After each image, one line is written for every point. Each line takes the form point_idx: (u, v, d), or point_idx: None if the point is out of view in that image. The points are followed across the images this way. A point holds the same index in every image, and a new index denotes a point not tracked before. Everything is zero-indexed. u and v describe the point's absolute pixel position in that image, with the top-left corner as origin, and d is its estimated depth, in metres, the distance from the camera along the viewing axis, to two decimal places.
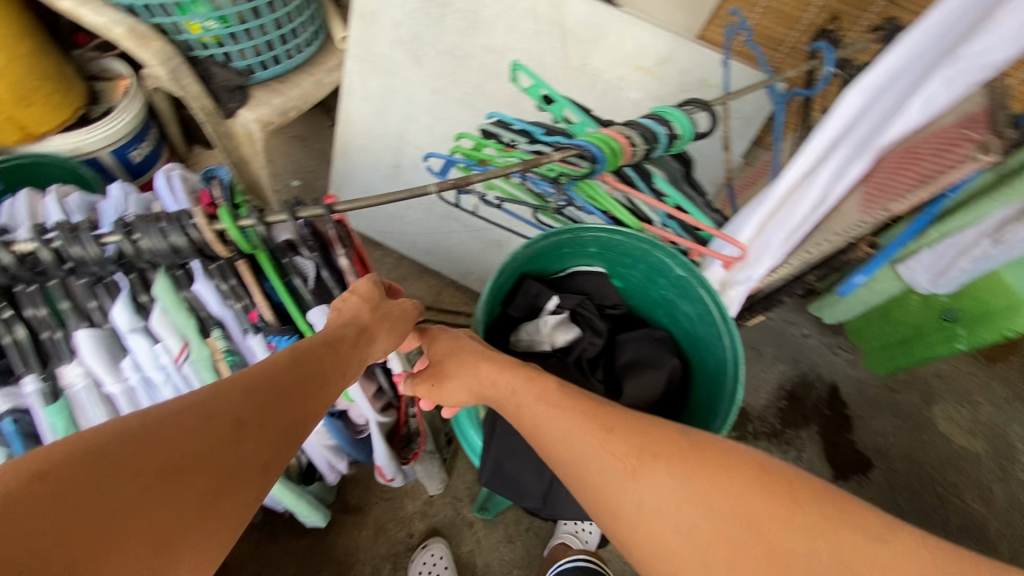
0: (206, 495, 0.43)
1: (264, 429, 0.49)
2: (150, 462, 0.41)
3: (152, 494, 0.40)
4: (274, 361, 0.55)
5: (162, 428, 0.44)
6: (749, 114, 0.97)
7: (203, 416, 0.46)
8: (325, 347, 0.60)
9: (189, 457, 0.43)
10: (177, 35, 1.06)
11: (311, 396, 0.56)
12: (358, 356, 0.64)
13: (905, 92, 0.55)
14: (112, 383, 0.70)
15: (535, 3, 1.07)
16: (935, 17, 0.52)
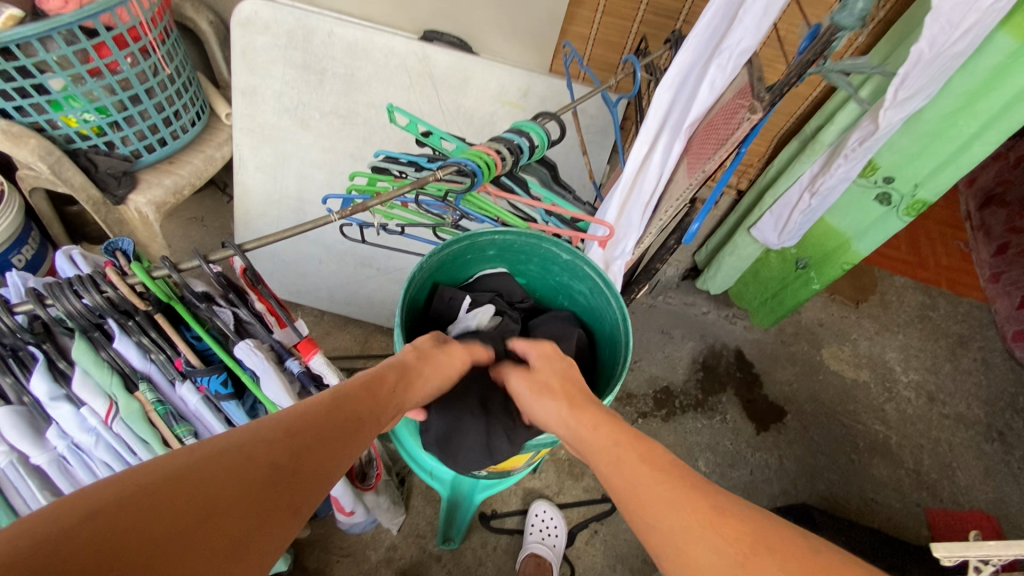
0: (236, 542, 0.46)
1: (296, 473, 0.53)
2: (188, 506, 0.45)
3: (185, 539, 0.44)
4: (311, 406, 0.60)
5: (205, 473, 0.48)
6: (599, 125, 1.15)
7: (242, 458, 0.50)
8: (359, 392, 0.66)
9: (224, 504, 0.47)
10: (53, 131, 1.07)
11: (349, 434, 0.62)
12: (393, 401, 0.70)
13: (695, 82, 0.72)
14: (38, 454, 0.67)
15: (404, 60, 1.21)
16: (702, 25, 0.69)
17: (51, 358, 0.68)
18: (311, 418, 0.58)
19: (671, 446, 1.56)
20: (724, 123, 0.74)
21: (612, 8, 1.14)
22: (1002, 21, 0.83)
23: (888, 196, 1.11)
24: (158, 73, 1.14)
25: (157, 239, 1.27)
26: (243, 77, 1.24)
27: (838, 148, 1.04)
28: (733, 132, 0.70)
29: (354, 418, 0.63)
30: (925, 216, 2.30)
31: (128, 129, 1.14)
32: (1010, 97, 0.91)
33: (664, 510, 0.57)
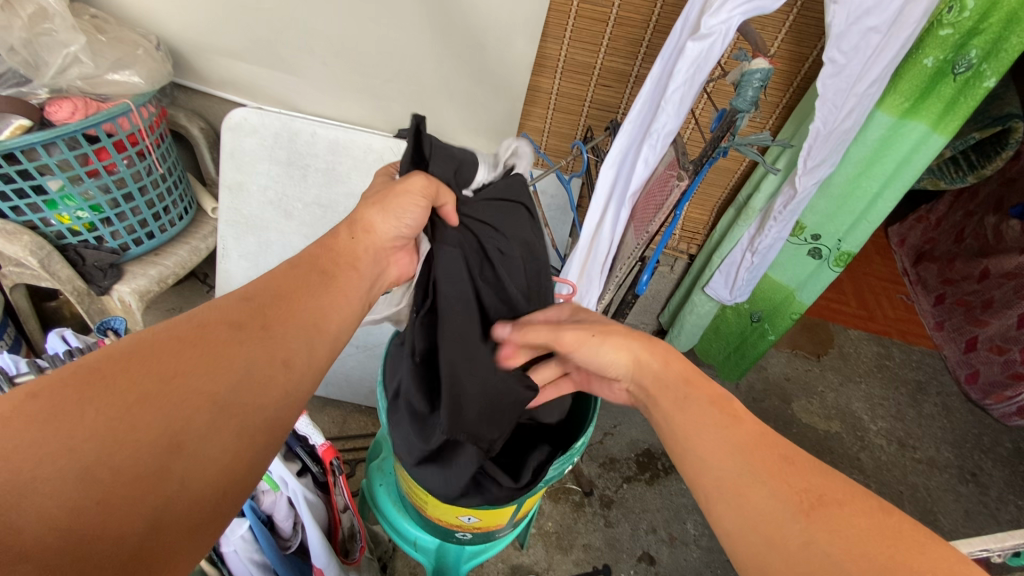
0: (218, 396, 0.48)
1: (266, 330, 0.55)
2: (147, 371, 0.46)
3: (153, 399, 0.45)
4: (267, 279, 0.61)
5: (163, 343, 0.49)
6: (558, 202, 1.29)
7: (196, 327, 0.52)
8: (316, 271, 0.64)
9: (189, 365, 0.48)
10: (45, 227, 1.12)
11: (305, 297, 0.61)
12: (348, 261, 0.68)
13: (632, 160, 0.86)
14: None
15: (381, 154, 1.34)
16: (632, 114, 0.84)
17: None
18: (273, 294, 0.59)
19: (658, 510, 1.53)
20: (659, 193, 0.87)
21: (561, 106, 1.32)
22: (878, 103, 1.01)
23: (818, 251, 1.25)
24: (152, 173, 1.23)
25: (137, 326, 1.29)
26: (230, 175, 1.35)
27: (767, 212, 1.18)
28: (668, 198, 0.83)
29: (316, 276, 0.64)
30: (867, 273, 2.50)
31: (119, 224, 1.21)
32: (898, 163, 1.08)
33: (755, 483, 0.51)
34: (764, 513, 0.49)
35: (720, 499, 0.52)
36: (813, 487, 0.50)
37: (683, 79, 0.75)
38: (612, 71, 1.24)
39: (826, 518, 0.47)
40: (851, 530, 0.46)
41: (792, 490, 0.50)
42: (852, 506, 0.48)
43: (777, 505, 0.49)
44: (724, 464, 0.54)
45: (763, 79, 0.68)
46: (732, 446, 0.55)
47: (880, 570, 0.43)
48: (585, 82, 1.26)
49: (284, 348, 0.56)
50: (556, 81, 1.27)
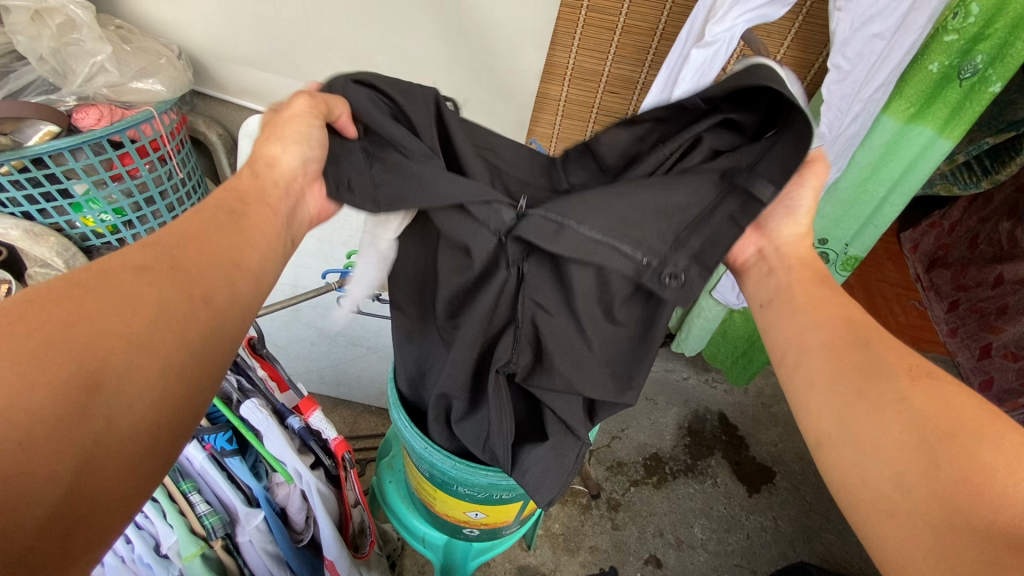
0: (136, 339, 0.43)
1: (187, 276, 0.48)
2: (59, 320, 0.41)
3: (68, 345, 0.40)
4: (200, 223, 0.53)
5: (80, 291, 0.43)
6: None
7: (111, 274, 0.45)
8: (254, 212, 0.58)
9: (108, 311, 0.43)
10: (70, 230, 1.17)
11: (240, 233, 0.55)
12: (286, 205, 0.61)
13: None
14: None
15: None
16: None
17: None
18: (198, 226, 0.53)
19: (666, 514, 1.53)
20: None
21: (570, 112, 1.34)
22: (883, 108, 1.02)
23: (825, 255, 1.26)
24: (172, 176, 1.27)
25: None
26: None
27: None
28: None
29: (235, 213, 0.56)
30: (878, 280, 2.48)
31: (140, 227, 1.24)
32: (904, 168, 1.09)
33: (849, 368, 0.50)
34: (861, 378, 0.49)
35: (812, 374, 0.53)
36: (926, 365, 0.49)
37: (688, 87, 0.77)
38: (620, 77, 1.26)
39: (931, 389, 0.46)
40: (952, 400, 0.46)
41: (902, 362, 0.49)
42: (960, 387, 0.47)
43: (883, 371, 0.49)
44: (833, 341, 0.53)
45: None
46: (827, 346, 0.53)
47: (955, 434, 0.44)
48: (592, 88, 1.29)
49: (215, 299, 0.49)
50: (564, 87, 1.29)
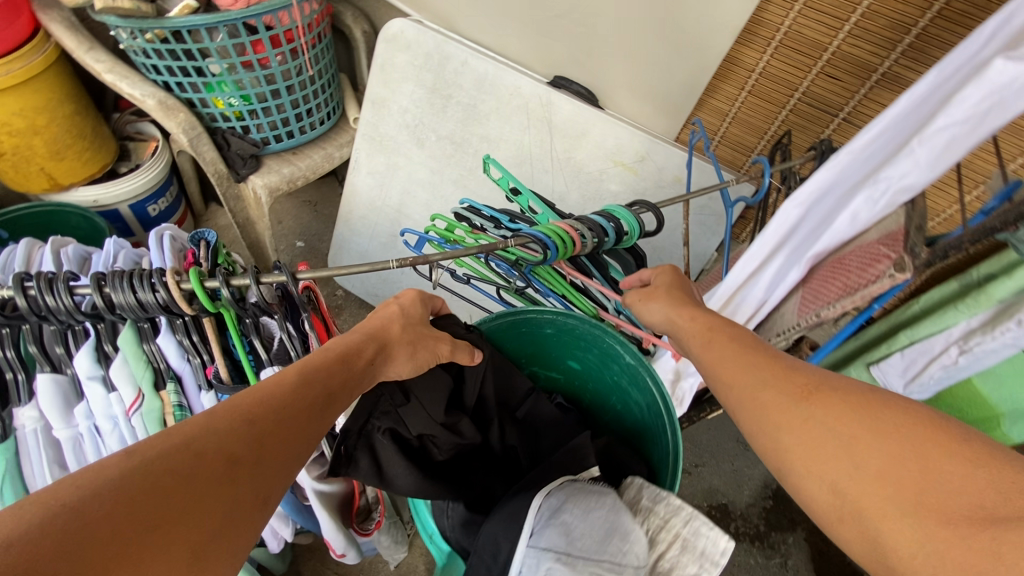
0: (204, 543, 0.37)
1: (261, 461, 0.44)
2: (134, 513, 0.35)
3: (132, 558, 0.34)
4: (276, 384, 0.49)
5: (159, 468, 0.38)
6: (708, 209, 1.06)
7: (192, 455, 0.40)
8: (333, 363, 0.55)
9: (186, 506, 0.38)
10: (203, 108, 1.17)
11: (318, 408, 0.51)
12: (370, 374, 0.59)
13: (832, 206, 0.61)
14: (60, 429, 0.60)
15: (528, 101, 1.20)
16: (859, 142, 0.57)
17: (100, 339, 0.61)
18: (295, 394, 0.50)
19: None
20: (843, 267, 0.62)
21: (760, 90, 1.00)
22: None
23: None
24: (302, 73, 1.21)
25: (265, 217, 1.35)
26: (377, 89, 1.31)
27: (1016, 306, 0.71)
28: (865, 286, 0.55)
29: (320, 395, 0.52)
30: None
31: (263, 118, 1.22)
32: None
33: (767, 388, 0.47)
34: (766, 408, 0.46)
35: (730, 385, 0.50)
36: (816, 380, 0.46)
37: (968, 113, 0.47)
38: (848, 59, 0.88)
39: (824, 405, 0.44)
40: (851, 410, 0.43)
41: (794, 380, 0.47)
42: (846, 393, 0.44)
43: (780, 399, 0.46)
44: (742, 380, 0.49)
45: None
46: (749, 364, 0.50)
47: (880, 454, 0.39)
48: (805, 65, 0.93)
49: (271, 486, 0.44)
50: (765, 55, 0.95)
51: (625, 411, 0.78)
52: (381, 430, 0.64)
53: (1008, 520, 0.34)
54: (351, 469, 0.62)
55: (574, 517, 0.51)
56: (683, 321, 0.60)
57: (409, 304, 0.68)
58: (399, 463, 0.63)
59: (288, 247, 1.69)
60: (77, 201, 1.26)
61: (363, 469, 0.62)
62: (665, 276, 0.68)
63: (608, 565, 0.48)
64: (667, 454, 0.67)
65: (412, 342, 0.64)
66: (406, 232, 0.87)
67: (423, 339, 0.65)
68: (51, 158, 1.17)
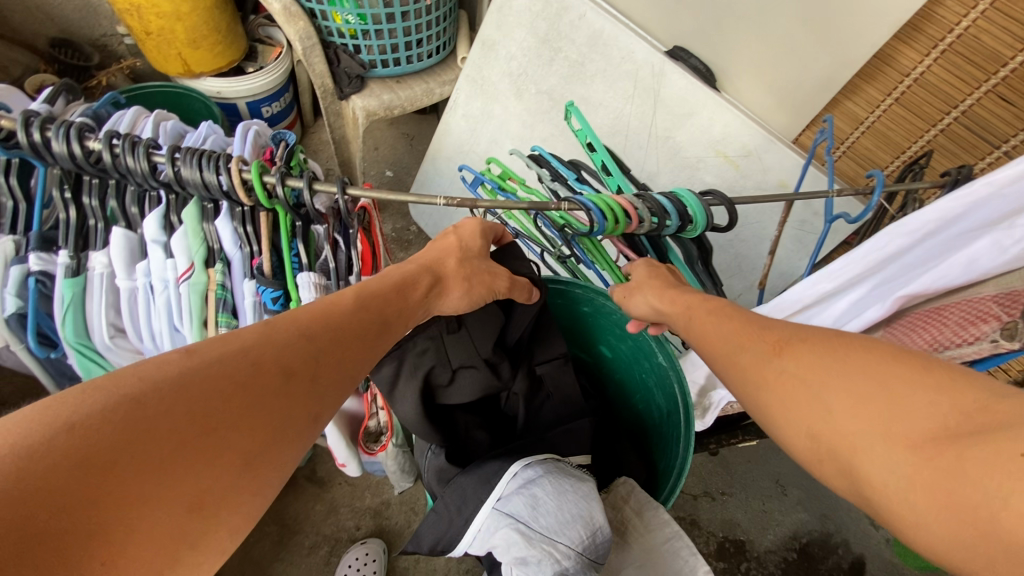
0: (253, 448, 0.40)
1: (314, 379, 0.46)
2: (193, 409, 0.38)
3: (190, 449, 0.37)
4: (333, 305, 0.51)
5: (217, 371, 0.40)
6: (808, 222, 0.94)
7: (250, 364, 0.42)
8: (391, 292, 0.55)
9: (242, 410, 0.40)
10: (322, 21, 1.21)
11: (370, 338, 0.52)
12: (424, 307, 0.59)
13: (946, 246, 0.51)
14: (122, 280, 0.66)
15: (638, 69, 1.12)
16: (1005, 174, 0.44)
17: (168, 209, 0.66)
18: (346, 318, 0.51)
19: None
20: (934, 325, 0.54)
21: (910, 99, 0.85)
22: None
23: None
24: (420, 2, 1.21)
25: (358, 139, 1.39)
26: (489, 30, 1.28)
27: None
28: (962, 347, 0.50)
29: (374, 325, 0.53)
30: None
31: (375, 41, 1.24)
32: None
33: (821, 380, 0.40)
34: (811, 397, 0.42)
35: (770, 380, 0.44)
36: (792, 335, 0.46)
37: None
38: None
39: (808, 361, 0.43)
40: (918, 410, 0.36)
41: (767, 336, 0.47)
42: (818, 342, 0.44)
43: (756, 360, 0.47)
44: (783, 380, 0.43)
45: None
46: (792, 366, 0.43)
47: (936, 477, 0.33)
48: (973, 79, 0.77)
49: (322, 403, 0.47)
50: (925, 61, 0.81)
51: (645, 411, 0.73)
52: (419, 352, 0.62)
53: (973, 436, 0.33)
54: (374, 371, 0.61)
55: (545, 492, 0.49)
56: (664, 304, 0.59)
57: (470, 237, 0.64)
58: (416, 390, 0.61)
59: (377, 173, 1.75)
60: (203, 90, 1.37)
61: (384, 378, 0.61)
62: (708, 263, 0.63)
63: (564, 545, 0.46)
64: (675, 467, 0.62)
65: (469, 276, 0.61)
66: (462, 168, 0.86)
67: (480, 273, 0.62)
68: (188, 45, 1.27)
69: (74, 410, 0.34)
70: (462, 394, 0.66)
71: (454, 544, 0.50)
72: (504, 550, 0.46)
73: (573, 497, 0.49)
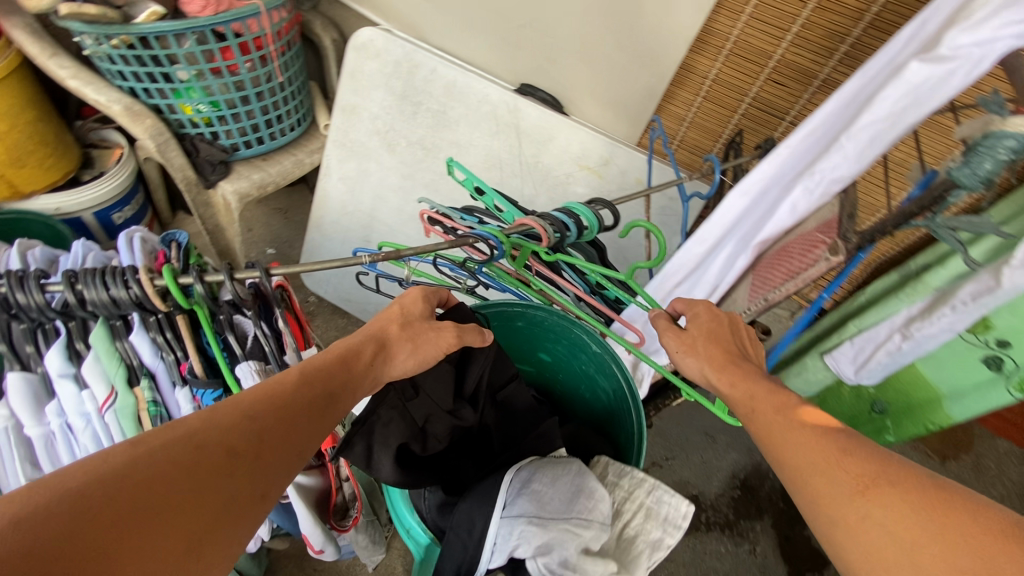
0: (196, 534, 0.39)
1: (261, 456, 0.46)
2: (136, 496, 0.38)
3: (134, 539, 0.36)
4: (277, 384, 0.51)
5: (157, 462, 0.40)
6: (668, 206, 1.12)
7: (194, 448, 0.42)
8: (335, 363, 0.56)
9: (186, 494, 0.40)
10: (170, 114, 1.17)
11: (318, 411, 0.53)
12: (372, 374, 0.60)
13: (776, 198, 0.66)
14: (32, 426, 0.62)
15: (495, 108, 1.24)
16: (792, 141, 0.63)
17: (70, 336, 0.61)
18: (289, 391, 0.51)
19: (685, 565, 1.40)
20: (797, 259, 0.66)
21: (714, 95, 1.07)
22: None
23: (998, 361, 0.91)
24: (271, 80, 1.22)
25: (235, 224, 1.34)
26: (347, 96, 1.33)
27: (945, 295, 0.88)
28: (808, 270, 0.63)
29: (322, 397, 0.53)
30: None
31: (232, 124, 1.23)
32: None
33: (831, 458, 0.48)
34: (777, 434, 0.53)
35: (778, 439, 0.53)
36: (873, 468, 0.46)
37: (887, 112, 0.53)
38: (791, 67, 0.95)
39: (882, 498, 0.44)
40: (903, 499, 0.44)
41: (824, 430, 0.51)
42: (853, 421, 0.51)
43: (834, 488, 0.46)
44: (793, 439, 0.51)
45: (1015, 149, 0.45)
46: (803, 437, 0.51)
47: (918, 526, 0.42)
48: (753, 73, 1.00)
49: (268, 482, 0.46)
50: (716, 64, 1.02)
51: (594, 399, 0.81)
52: (384, 421, 0.63)
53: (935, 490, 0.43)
54: (344, 451, 0.62)
55: (542, 479, 0.56)
56: (723, 387, 0.61)
57: (412, 303, 0.66)
58: (389, 459, 0.62)
59: (259, 254, 1.67)
60: (37, 210, 1.24)
61: (356, 454, 0.62)
62: (699, 325, 0.67)
63: (575, 521, 0.53)
64: (634, 437, 0.70)
65: (413, 338, 0.63)
66: (355, 253, 0.90)
67: (424, 334, 0.64)
68: (11, 165, 1.14)
69: (17, 506, 0.34)
70: (436, 442, 0.69)
71: (474, 567, 0.53)
72: (527, 547, 0.52)
73: (567, 476, 0.56)
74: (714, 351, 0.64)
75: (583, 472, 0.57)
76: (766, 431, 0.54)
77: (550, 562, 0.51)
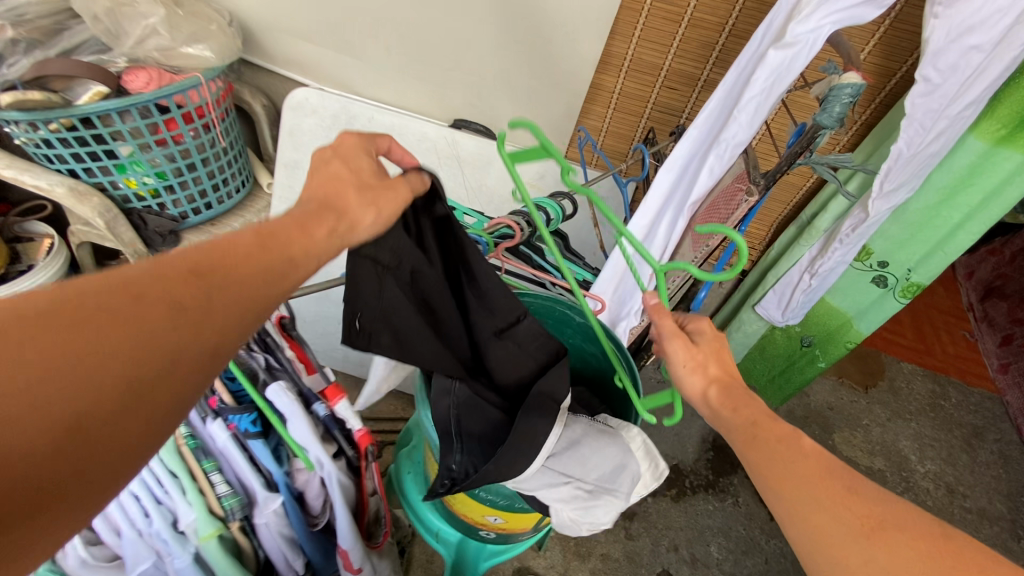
0: (131, 382, 0.38)
1: (198, 322, 0.40)
2: (59, 338, 0.35)
3: (53, 382, 0.35)
4: (230, 241, 0.44)
5: (88, 308, 0.37)
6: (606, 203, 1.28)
7: (129, 298, 0.38)
8: (294, 229, 0.47)
9: (113, 343, 0.37)
10: (114, 190, 1.18)
11: (275, 276, 0.45)
12: (335, 243, 0.51)
13: (696, 167, 0.83)
14: None
15: (434, 143, 1.36)
16: (699, 120, 0.81)
17: None
18: (241, 253, 0.44)
19: (682, 529, 1.51)
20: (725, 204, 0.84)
21: (623, 105, 1.26)
22: (970, 128, 0.91)
23: (884, 279, 1.15)
24: (215, 146, 1.26)
25: None
26: (288, 153, 1.39)
27: (832, 233, 1.10)
28: (735, 213, 0.82)
29: (275, 270, 0.45)
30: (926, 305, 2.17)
31: (179, 193, 1.25)
32: (985, 195, 0.98)
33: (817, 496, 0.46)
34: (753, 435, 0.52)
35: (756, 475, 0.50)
36: (879, 511, 0.44)
37: (763, 87, 0.71)
38: (680, 73, 1.17)
39: (888, 543, 0.42)
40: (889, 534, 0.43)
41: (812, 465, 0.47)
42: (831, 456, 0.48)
43: (837, 527, 0.44)
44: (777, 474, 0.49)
45: (854, 94, 0.63)
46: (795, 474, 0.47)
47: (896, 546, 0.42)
48: (650, 82, 1.20)
49: (220, 340, 0.42)
50: (620, 79, 1.22)
51: (584, 365, 0.92)
52: (386, 289, 0.70)
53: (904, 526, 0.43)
54: (370, 340, 0.73)
55: (586, 444, 0.67)
56: (725, 410, 0.55)
57: (355, 160, 0.57)
58: (405, 331, 0.73)
59: None
60: None
61: (378, 341, 0.73)
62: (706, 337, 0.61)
63: (609, 491, 0.68)
64: (629, 382, 0.81)
65: (372, 200, 0.55)
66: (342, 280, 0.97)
67: (378, 192, 0.56)
68: None
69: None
70: (438, 292, 0.75)
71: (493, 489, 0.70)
72: (550, 493, 0.67)
73: (613, 449, 0.68)
74: (713, 359, 0.60)
75: (627, 446, 0.69)
76: (774, 471, 0.49)
77: (574, 514, 0.69)
